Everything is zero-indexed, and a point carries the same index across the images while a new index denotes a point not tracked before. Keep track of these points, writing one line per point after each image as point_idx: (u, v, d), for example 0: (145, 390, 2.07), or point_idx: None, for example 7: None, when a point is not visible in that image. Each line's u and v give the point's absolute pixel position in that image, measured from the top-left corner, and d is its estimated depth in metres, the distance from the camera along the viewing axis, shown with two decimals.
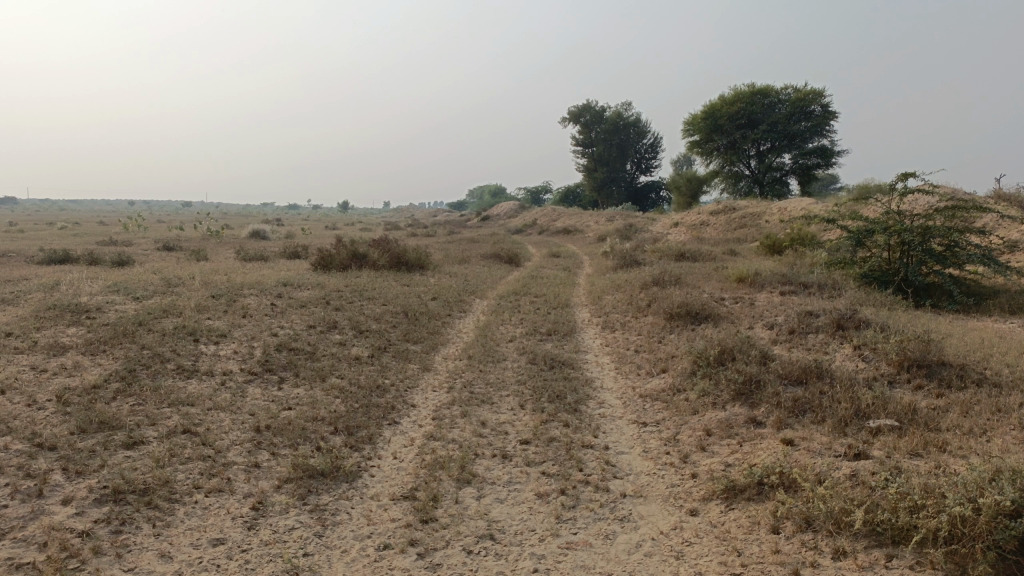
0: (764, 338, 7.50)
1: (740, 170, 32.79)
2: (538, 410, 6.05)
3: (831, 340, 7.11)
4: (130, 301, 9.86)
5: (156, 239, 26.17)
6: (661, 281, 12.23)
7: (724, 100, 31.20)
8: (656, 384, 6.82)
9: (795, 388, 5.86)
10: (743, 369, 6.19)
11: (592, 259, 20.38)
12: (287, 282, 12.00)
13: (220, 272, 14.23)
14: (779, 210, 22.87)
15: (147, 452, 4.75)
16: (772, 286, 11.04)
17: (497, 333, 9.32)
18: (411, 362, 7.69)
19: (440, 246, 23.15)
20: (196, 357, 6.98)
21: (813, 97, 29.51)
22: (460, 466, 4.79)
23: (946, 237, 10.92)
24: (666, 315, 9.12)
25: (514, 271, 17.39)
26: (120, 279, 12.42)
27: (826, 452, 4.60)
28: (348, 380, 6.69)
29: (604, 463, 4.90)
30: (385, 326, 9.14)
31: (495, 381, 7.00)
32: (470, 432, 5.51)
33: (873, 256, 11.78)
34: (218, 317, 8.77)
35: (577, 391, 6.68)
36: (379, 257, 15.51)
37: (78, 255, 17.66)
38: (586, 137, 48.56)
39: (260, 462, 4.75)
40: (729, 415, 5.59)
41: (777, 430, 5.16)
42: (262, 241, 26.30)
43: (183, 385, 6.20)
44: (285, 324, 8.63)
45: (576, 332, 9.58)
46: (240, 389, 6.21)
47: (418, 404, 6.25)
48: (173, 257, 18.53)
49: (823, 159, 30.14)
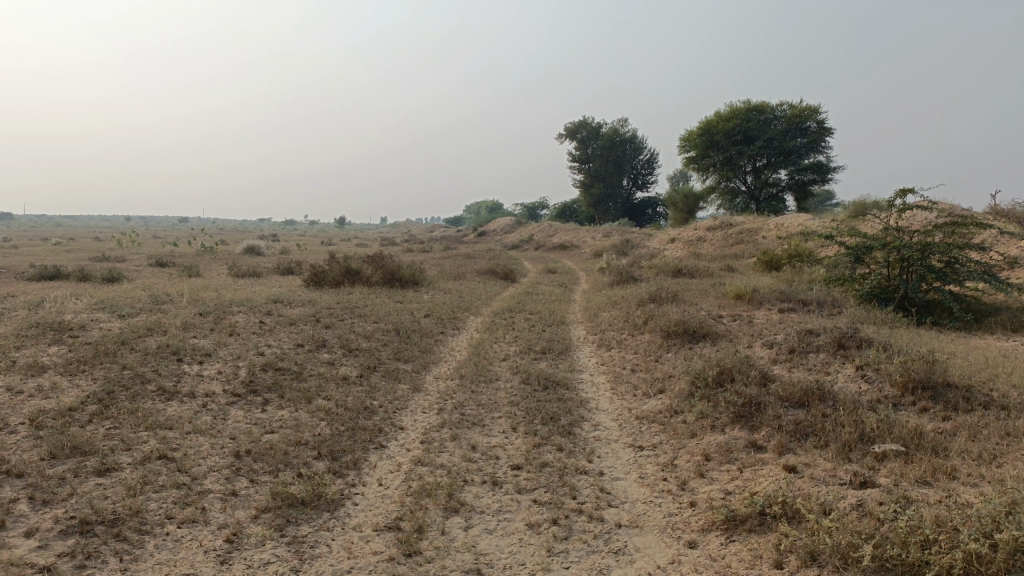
0: (763, 358, 7.31)
1: (737, 186, 32.74)
2: (530, 432, 5.84)
3: (833, 360, 6.93)
4: (115, 319, 9.65)
5: (149, 254, 26.03)
6: (657, 298, 12.06)
7: (720, 117, 31.20)
8: (652, 405, 6.62)
9: (796, 411, 5.66)
10: (742, 391, 6.00)
11: (588, 274, 20.23)
12: (277, 299, 11.80)
13: (211, 288, 14.05)
14: (776, 226, 22.76)
15: (119, 479, 4.53)
16: (771, 303, 10.87)
17: (490, 352, 9.12)
18: (401, 381, 7.49)
19: (436, 261, 23.00)
20: (179, 378, 6.77)
21: (808, 114, 29.56)
22: (448, 493, 4.58)
23: (946, 253, 10.78)
24: (663, 333, 8.93)
25: (509, 286, 17.22)
26: (108, 296, 12.23)
27: (831, 479, 4.40)
28: (335, 402, 6.47)
29: (598, 490, 4.69)
30: (376, 345, 8.93)
31: (486, 402, 6.80)
32: (459, 457, 5.30)
33: (872, 273, 11.63)
34: (204, 335, 8.56)
35: (571, 413, 6.48)
36: (373, 272, 15.33)
37: (68, 271, 17.44)
38: (583, 153, 48.58)
39: (238, 490, 4.53)
40: (728, 439, 5.38)
41: (778, 455, 4.95)
42: (255, 256, 26.11)
43: (163, 407, 5.98)
44: (273, 343, 8.42)
45: (571, 350, 9.38)
46: (222, 411, 5.99)
47: (407, 427, 6.04)
48: (164, 273, 18.35)
49: (819, 175, 30.09)
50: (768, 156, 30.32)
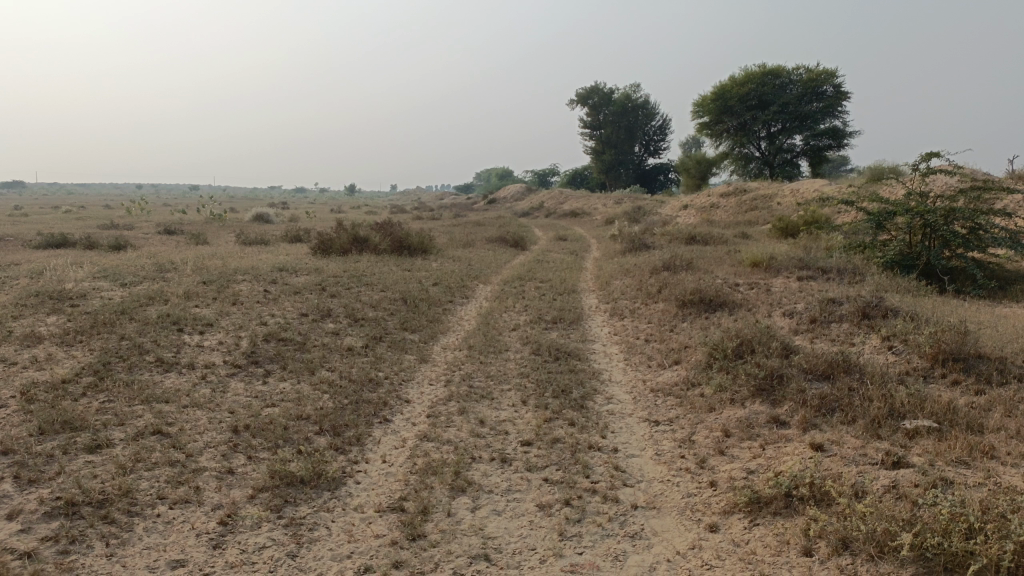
0: (784, 328, 7.02)
1: (750, 151, 32.12)
2: (541, 406, 5.60)
3: (857, 330, 6.63)
4: (117, 288, 9.44)
5: (157, 222, 25.84)
6: (671, 266, 11.74)
7: (734, 81, 30.54)
8: (668, 377, 6.36)
9: (821, 384, 5.39)
10: (762, 362, 5.73)
11: (600, 242, 19.91)
12: (283, 267, 11.56)
13: (217, 256, 13.84)
14: (792, 193, 22.30)
15: (111, 456, 4.33)
16: (789, 271, 10.54)
17: (500, 321, 8.87)
18: (408, 353, 7.25)
19: (446, 229, 22.75)
20: (178, 349, 6.55)
21: (825, 78, 28.83)
22: (455, 471, 4.35)
23: (971, 219, 10.40)
24: (678, 302, 8.65)
25: (520, 254, 16.91)
26: (112, 264, 12.04)
27: (861, 458, 4.14)
28: (339, 373, 6.25)
29: (613, 468, 4.45)
30: (383, 314, 8.70)
31: (496, 374, 6.56)
32: (466, 432, 5.07)
33: (894, 240, 11.26)
34: (206, 304, 8.34)
35: (583, 385, 6.22)
36: (381, 240, 15.07)
37: (75, 239, 17.27)
38: (594, 119, 47.91)
39: (235, 468, 4.32)
40: (749, 413, 5.13)
41: (803, 432, 4.70)
42: (263, 224, 25.90)
43: (160, 379, 5.77)
44: (277, 312, 8.20)
45: (583, 320, 9.12)
46: (221, 384, 5.78)
47: (413, 400, 5.83)
48: (171, 241, 18.17)
49: (835, 140, 29.46)
50: (782, 121, 29.70)
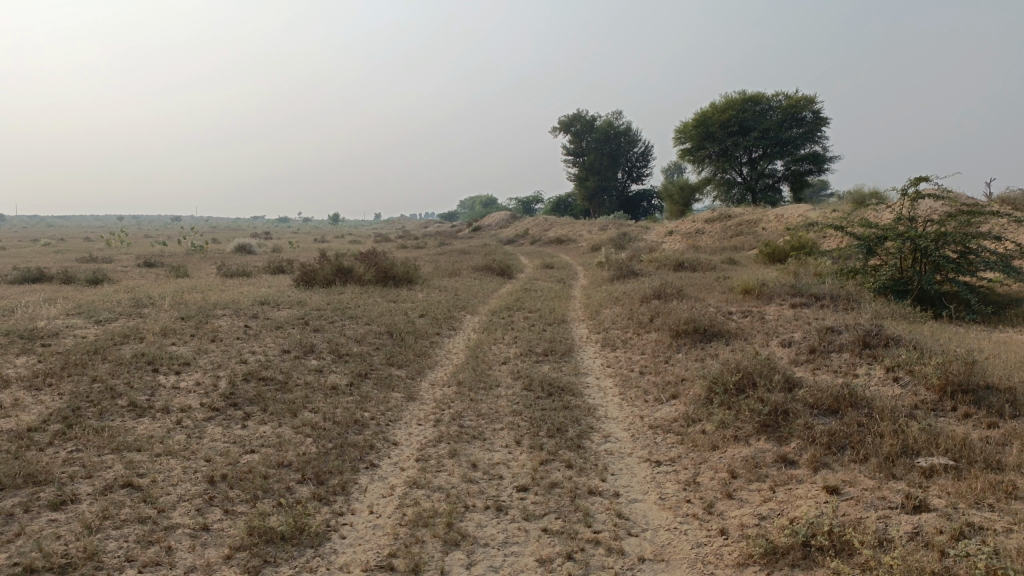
0: (783, 359, 6.81)
1: (732, 177, 32.24)
2: (536, 447, 5.33)
3: (858, 360, 6.43)
4: (92, 326, 9.11)
5: (137, 255, 25.42)
6: (662, 294, 11.54)
7: (715, 108, 30.74)
8: (666, 413, 6.12)
9: (828, 419, 5.16)
10: (765, 396, 5.49)
11: (587, 269, 19.73)
12: (264, 301, 11.25)
13: (196, 290, 13.51)
14: (776, 217, 22.28)
15: (76, 514, 4.02)
16: (780, 298, 10.37)
17: (489, 354, 8.61)
18: (394, 391, 6.97)
19: (431, 258, 22.50)
20: (153, 391, 6.24)
21: (804, 104, 29.03)
22: (447, 523, 4.07)
23: (962, 243, 10.30)
24: (672, 332, 8.43)
25: (507, 284, 16.67)
26: (87, 299, 11.69)
27: (879, 501, 3.90)
28: (323, 415, 5.95)
29: (615, 515, 4.18)
30: (368, 349, 8.41)
31: (487, 412, 6.28)
32: (458, 477, 4.79)
33: (885, 265, 11.14)
34: (184, 342, 8.02)
35: (579, 423, 5.97)
36: (365, 271, 14.78)
37: (52, 273, 16.86)
38: (577, 146, 48.10)
39: (211, 523, 4.02)
40: (755, 452, 4.89)
41: (813, 472, 4.46)
42: (245, 255, 25.53)
43: (133, 425, 5.45)
44: (258, 349, 7.90)
45: (574, 351, 8.88)
46: (197, 429, 5.47)
47: (401, 442, 5.54)
48: (151, 274, 17.81)
49: (815, 165, 29.57)
50: (763, 147, 29.83)
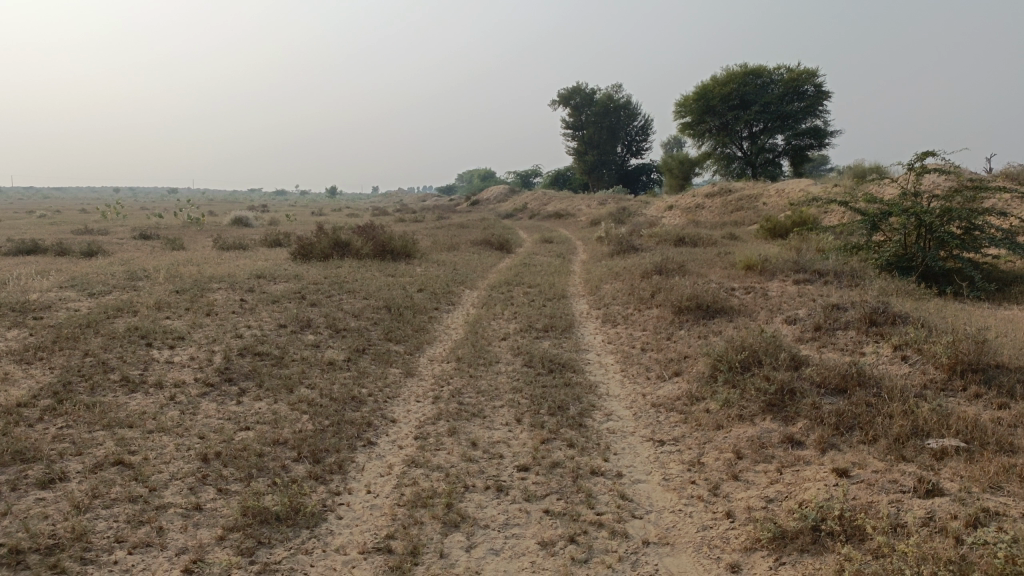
0: (788, 337, 6.70)
1: (732, 151, 31.96)
2: (536, 425, 5.23)
3: (865, 339, 6.32)
4: (85, 298, 8.96)
5: (134, 227, 25.25)
6: (663, 269, 11.41)
7: (716, 81, 30.38)
8: (669, 391, 6.02)
9: (835, 398, 5.06)
10: (771, 375, 5.38)
11: (587, 244, 19.57)
12: (261, 274, 11.10)
13: (193, 262, 13.35)
14: (777, 192, 22.08)
15: (66, 492, 3.91)
16: (783, 274, 10.24)
17: (489, 330, 8.49)
18: (393, 366, 6.85)
19: (430, 232, 22.34)
20: (146, 366, 6.12)
21: (805, 78, 28.68)
22: (446, 503, 3.97)
23: (967, 220, 10.15)
24: (674, 309, 8.31)
25: (506, 258, 16.52)
26: (81, 272, 11.53)
27: (890, 483, 3.81)
28: (320, 391, 5.84)
29: (618, 497, 4.08)
30: (365, 324, 8.29)
31: (486, 389, 6.17)
32: (457, 456, 4.69)
33: (888, 241, 10.99)
34: (178, 316, 7.88)
35: (581, 400, 5.86)
36: (363, 244, 14.61)
37: (46, 245, 16.67)
38: (577, 120, 47.66)
39: (204, 503, 3.92)
40: (761, 432, 4.79)
41: (821, 454, 4.37)
42: (243, 229, 25.31)
43: (125, 401, 5.34)
44: (254, 324, 7.77)
45: (575, 327, 8.76)
46: (191, 405, 5.35)
47: (399, 419, 5.43)
48: (147, 247, 17.64)
49: (816, 140, 29.30)
50: (764, 121, 29.52)
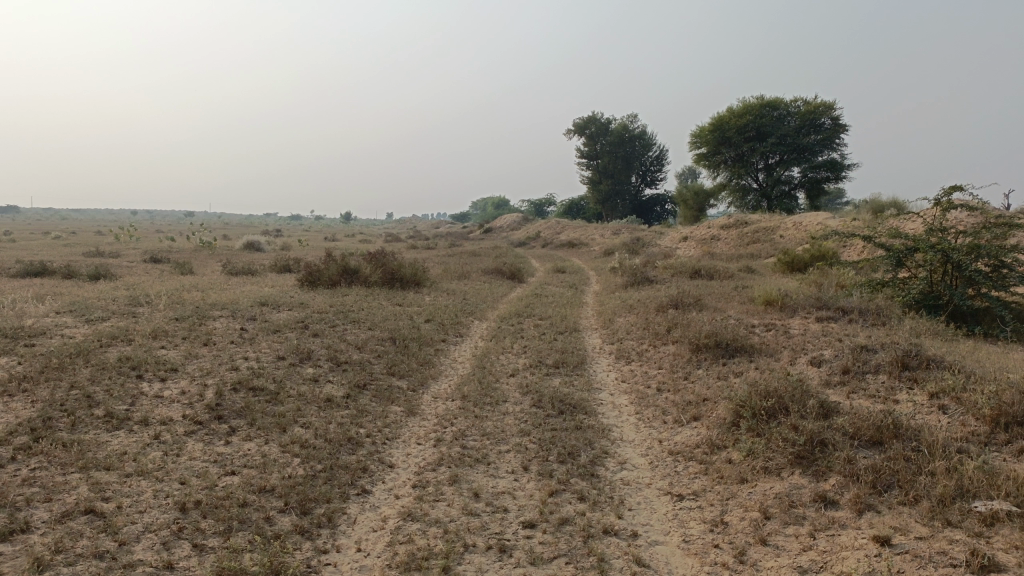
0: (814, 380, 6.29)
1: (748, 183, 31.62)
2: (544, 474, 4.85)
3: (898, 384, 5.91)
4: (81, 325, 8.67)
5: (146, 250, 25.18)
6: (680, 303, 11.03)
7: (732, 113, 30.21)
8: (688, 437, 5.62)
9: (870, 452, 4.65)
10: (799, 424, 4.97)
11: (600, 274, 19.24)
12: (265, 302, 10.80)
13: (199, 288, 13.12)
14: (794, 225, 21.71)
15: (27, 545, 3.56)
16: (805, 311, 9.83)
17: (497, 365, 8.12)
18: (394, 404, 6.49)
19: (441, 260, 22.09)
20: (134, 401, 5.79)
21: (822, 111, 28.41)
22: (443, 567, 3.59)
23: (997, 256, 9.72)
24: (692, 347, 7.92)
25: (517, 288, 16.20)
26: (83, 296, 11.29)
27: (939, 555, 3.40)
28: (315, 431, 5.49)
29: (634, 562, 3.70)
30: (368, 357, 7.94)
31: (492, 431, 5.80)
32: (457, 509, 4.31)
33: (914, 278, 10.58)
34: (174, 346, 7.57)
35: (592, 446, 5.48)
36: (372, 272, 14.33)
37: (54, 267, 16.50)
38: (591, 149, 47.60)
39: (176, 561, 3.57)
40: (789, 489, 4.39)
41: (856, 518, 3.97)
42: (255, 254, 25.10)
43: (106, 440, 5.00)
44: (252, 355, 7.44)
45: (587, 363, 8.39)
46: (176, 445, 5.01)
47: (398, 464, 5.07)
48: (155, 271, 17.44)
49: (833, 172, 28.90)
50: (780, 153, 29.23)
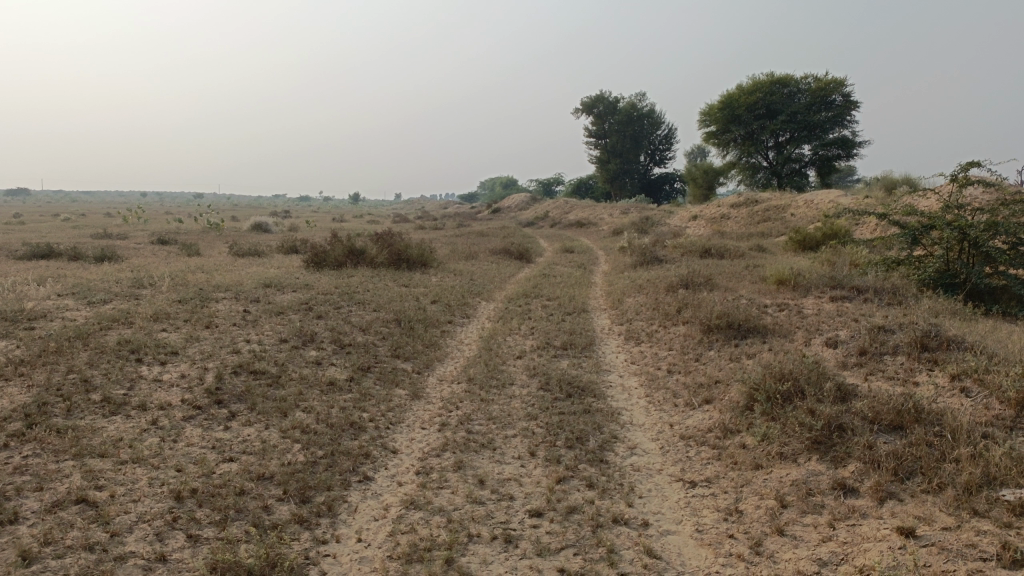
0: (830, 363, 6.11)
1: (758, 161, 31.19)
2: (552, 460, 4.70)
3: (917, 366, 5.72)
4: (83, 307, 8.55)
5: (154, 231, 25.09)
6: (690, 283, 10.83)
7: (742, 90, 29.77)
8: (700, 421, 5.46)
9: (891, 437, 4.47)
10: (816, 408, 4.79)
11: (609, 254, 19.03)
12: (269, 283, 10.66)
13: (203, 269, 12.99)
14: (806, 203, 21.40)
15: (15, 537, 3.44)
16: (818, 290, 9.62)
17: (504, 347, 7.96)
18: (398, 387, 6.34)
19: (449, 240, 21.90)
20: (132, 385, 5.67)
21: (834, 87, 27.97)
22: (445, 559, 3.45)
23: (1016, 234, 9.46)
24: (703, 327, 7.74)
25: (525, 268, 16.01)
26: (86, 278, 11.17)
27: (967, 547, 3.23)
28: (316, 415, 5.35)
29: (645, 553, 3.54)
30: (373, 339, 7.80)
31: (499, 415, 5.64)
32: (461, 497, 4.17)
33: (930, 256, 10.32)
34: (175, 328, 7.44)
35: (601, 430, 5.33)
36: (378, 252, 14.17)
37: (60, 249, 16.42)
38: (599, 128, 47.12)
39: (170, 553, 3.44)
40: (807, 476, 4.23)
41: (877, 507, 3.81)
42: (262, 235, 24.96)
43: (103, 426, 4.87)
44: (254, 338, 7.31)
45: (596, 344, 8.22)
46: (174, 431, 4.89)
47: (401, 450, 4.93)
48: (162, 252, 17.34)
49: (844, 150, 28.48)
50: (790, 131, 28.81)
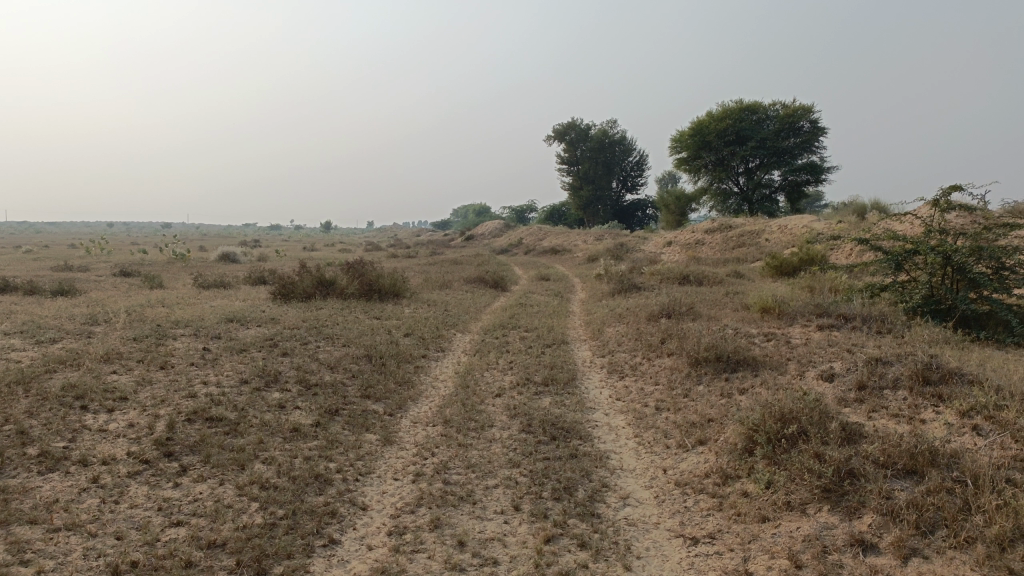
0: (828, 399, 5.77)
1: (729, 187, 31.26)
2: (539, 515, 4.27)
3: (921, 401, 5.39)
4: (30, 347, 7.97)
5: (119, 263, 24.34)
6: (672, 312, 10.51)
7: (711, 117, 29.87)
8: (695, 465, 5.06)
9: (906, 483, 4.11)
10: (823, 452, 4.43)
11: (585, 281, 18.72)
12: (233, 317, 10.14)
13: (164, 303, 12.41)
14: (779, 227, 21.33)
15: None
16: (804, 318, 9.34)
17: (482, 384, 7.52)
18: (369, 432, 5.87)
19: (423, 269, 21.50)
20: (74, 436, 5.15)
21: (801, 114, 28.18)
22: None
23: (1000, 258, 9.26)
24: (690, 360, 7.38)
25: (500, 297, 15.60)
26: (38, 315, 10.56)
27: None
28: (278, 468, 4.87)
29: None
30: (342, 378, 7.32)
31: (478, 462, 5.20)
32: (439, 563, 3.71)
33: (913, 282, 10.10)
34: (127, 370, 6.91)
35: (590, 478, 4.91)
36: (349, 283, 13.71)
37: (14, 283, 15.71)
38: (572, 155, 47.17)
39: None
40: (820, 530, 3.85)
41: (902, 567, 3.43)
42: (230, 265, 24.34)
43: (36, 486, 4.35)
44: (213, 378, 6.81)
45: (578, 379, 7.81)
46: (118, 490, 4.38)
47: (371, 506, 4.46)
48: (123, 285, 16.69)
49: (813, 175, 28.62)
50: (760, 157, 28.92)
